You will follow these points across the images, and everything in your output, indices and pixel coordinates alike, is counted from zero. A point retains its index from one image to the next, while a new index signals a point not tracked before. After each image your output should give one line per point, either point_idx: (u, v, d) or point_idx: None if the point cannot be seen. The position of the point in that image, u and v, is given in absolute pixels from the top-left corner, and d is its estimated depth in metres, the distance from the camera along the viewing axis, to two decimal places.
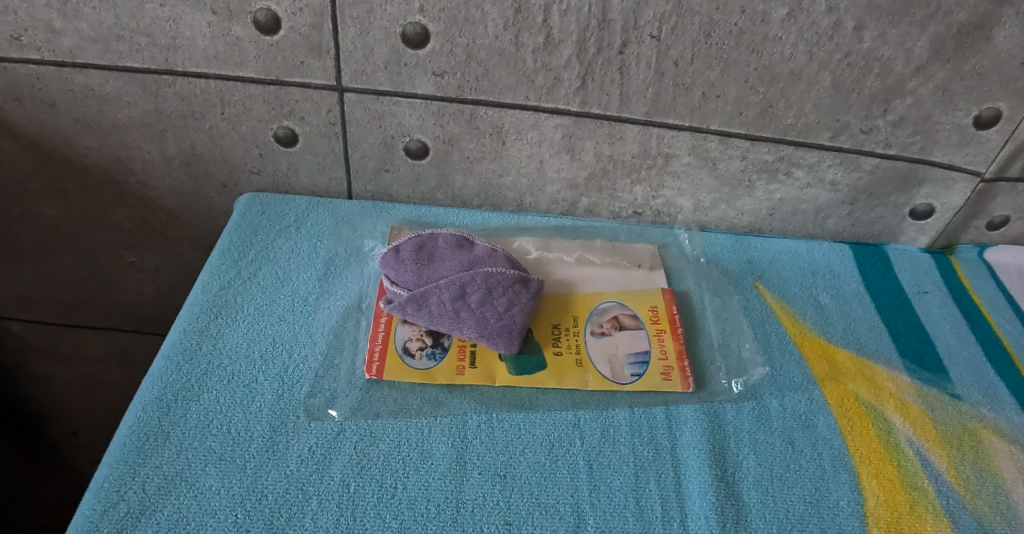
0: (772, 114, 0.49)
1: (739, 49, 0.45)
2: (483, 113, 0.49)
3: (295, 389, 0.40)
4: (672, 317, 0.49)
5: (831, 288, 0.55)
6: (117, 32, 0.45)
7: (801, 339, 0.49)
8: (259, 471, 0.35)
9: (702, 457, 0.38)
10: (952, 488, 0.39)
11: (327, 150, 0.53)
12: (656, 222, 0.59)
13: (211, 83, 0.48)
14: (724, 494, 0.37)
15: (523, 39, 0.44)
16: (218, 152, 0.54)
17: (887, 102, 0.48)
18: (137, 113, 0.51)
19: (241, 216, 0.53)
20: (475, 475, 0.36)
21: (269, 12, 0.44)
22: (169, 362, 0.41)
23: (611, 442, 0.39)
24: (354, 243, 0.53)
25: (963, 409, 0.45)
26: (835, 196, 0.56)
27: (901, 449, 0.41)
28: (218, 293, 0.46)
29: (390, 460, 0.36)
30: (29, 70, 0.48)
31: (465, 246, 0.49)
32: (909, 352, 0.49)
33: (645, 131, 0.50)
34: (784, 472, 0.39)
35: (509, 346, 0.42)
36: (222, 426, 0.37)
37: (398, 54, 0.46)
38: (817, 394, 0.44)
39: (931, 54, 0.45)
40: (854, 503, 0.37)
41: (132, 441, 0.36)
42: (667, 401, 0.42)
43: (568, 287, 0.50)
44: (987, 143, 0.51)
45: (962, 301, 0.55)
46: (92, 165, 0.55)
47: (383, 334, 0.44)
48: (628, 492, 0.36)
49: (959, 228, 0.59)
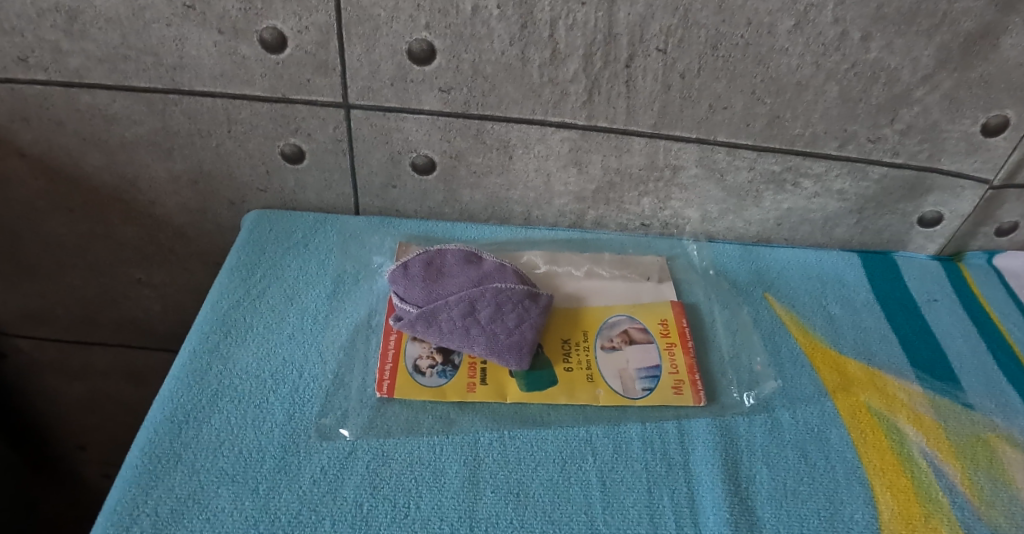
0: (779, 124, 0.49)
1: (746, 61, 0.44)
2: (490, 128, 0.49)
3: (306, 409, 0.40)
4: (682, 330, 0.48)
5: (840, 297, 0.55)
6: (123, 52, 0.45)
7: (811, 350, 0.49)
8: (272, 493, 0.35)
9: (716, 472, 0.38)
10: (966, 499, 0.39)
11: (334, 166, 0.53)
12: (663, 233, 0.59)
13: (218, 101, 0.48)
14: (738, 509, 0.36)
15: (530, 54, 0.44)
16: (225, 170, 0.54)
17: (894, 111, 0.48)
18: (144, 132, 0.51)
19: (249, 233, 0.53)
20: (488, 493, 0.36)
21: (275, 31, 0.44)
22: (180, 382, 0.41)
23: (623, 458, 0.39)
24: (362, 260, 0.53)
25: (975, 419, 0.45)
26: (843, 205, 0.56)
27: (914, 461, 0.41)
28: (227, 312, 0.46)
29: (403, 480, 0.36)
30: (37, 90, 0.48)
31: (474, 261, 0.49)
32: (919, 361, 0.49)
33: (652, 144, 0.50)
34: (798, 485, 0.38)
35: (520, 362, 0.42)
36: (233, 447, 0.37)
37: (404, 71, 0.46)
38: (829, 405, 0.44)
39: (938, 63, 0.45)
40: (868, 515, 0.37)
41: (144, 462, 0.36)
42: (679, 416, 0.42)
43: (577, 301, 0.50)
44: (995, 151, 0.50)
45: (971, 308, 0.55)
46: (99, 184, 0.55)
47: (393, 352, 0.44)
48: (642, 509, 0.36)
49: (968, 235, 0.58)
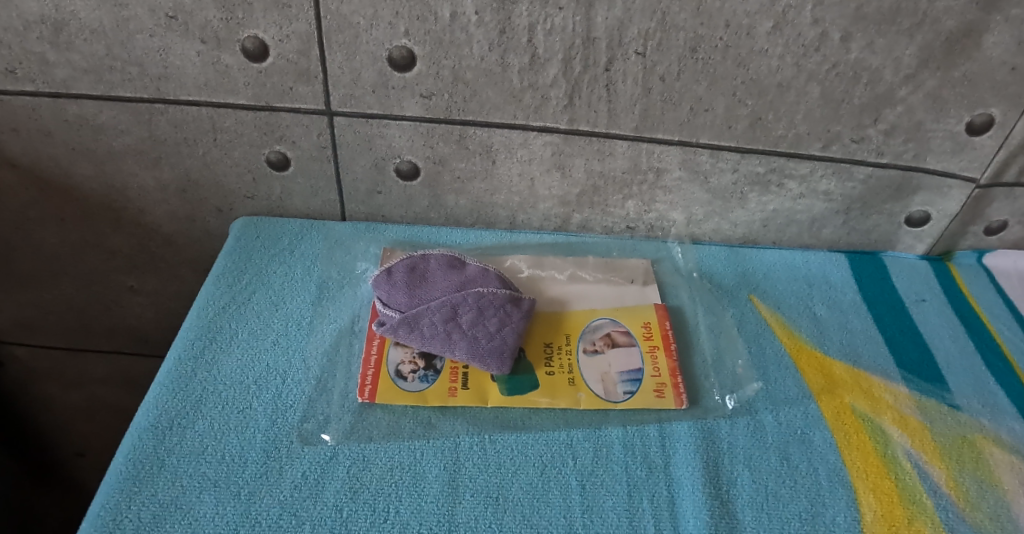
0: (762, 126, 0.49)
1: (726, 63, 0.44)
2: (473, 133, 0.49)
3: (289, 414, 0.40)
4: (665, 332, 0.49)
5: (827, 298, 0.54)
6: (109, 63, 0.46)
7: (796, 352, 0.49)
8: (253, 498, 0.35)
9: (696, 475, 0.38)
10: (951, 501, 0.39)
11: (320, 173, 0.54)
12: (649, 236, 0.59)
13: (203, 110, 0.49)
14: (718, 512, 0.36)
15: (509, 59, 0.44)
16: (212, 178, 0.54)
17: (877, 111, 0.48)
18: (131, 141, 0.51)
19: (236, 240, 0.54)
20: (467, 497, 0.36)
21: (257, 40, 0.44)
22: (165, 389, 0.41)
23: (604, 462, 0.39)
24: (347, 266, 0.53)
25: (961, 420, 0.45)
26: (829, 206, 0.55)
27: (898, 463, 0.41)
28: (213, 319, 0.47)
29: (383, 484, 0.37)
30: (25, 101, 0.48)
31: (457, 266, 0.49)
32: (906, 362, 0.49)
33: (635, 147, 0.50)
34: (780, 488, 0.38)
35: (501, 366, 0.42)
36: (216, 453, 0.37)
37: (386, 77, 0.46)
38: (813, 408, 0.44)
39: (920, 62, 0.44)
40: (850, 518, 0.37)
41: (128, 469, 0.36)
42: (660, 419, 0.42)
43: (560, 305, 0.50)
44: (981, 149, 0.50)
45: (961, 308, 0.55)
46: (89, 193, 0.56)
47: (376, 357, 0.45)
48: (621, 512, 0.36)
49: (958, 234, 0.58)
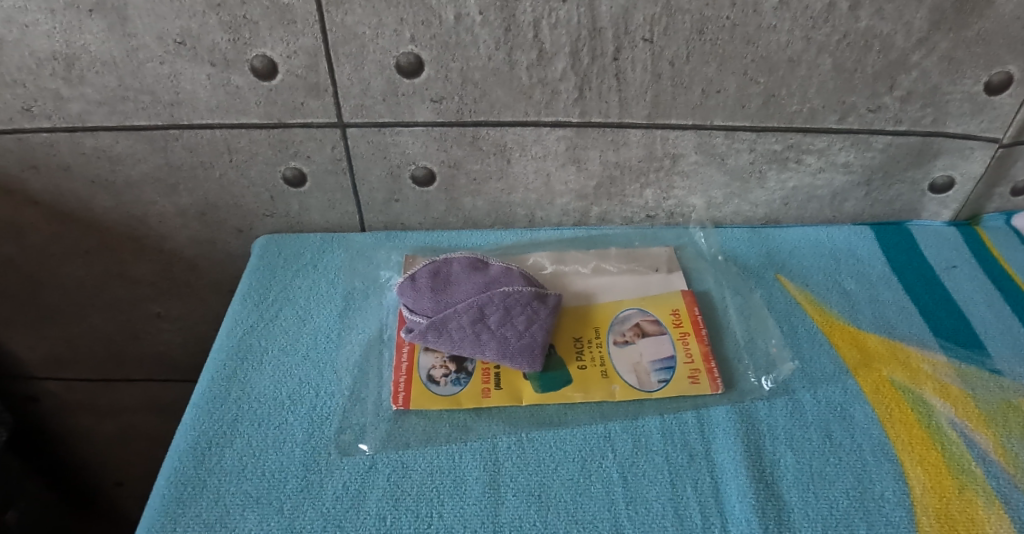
0: (776, 103, 0.48)
1: (735, 42, 0.44)
2: (485, 133, 0.49)
3: (325, 426, 0.41)
4: (694, 318, 0.48)
5: (854, 272, 0.54)
6: (121, 93, 0.46)
7: (829, 328, 0.48)
8: (296, 511, 0.35)
9: (738, 459, 0.38)
10: (1002, 468, 0.38)
11: (336, 186, 0.54)
12: (670, 223, 0.58)
13: (216, 132, 0.49)
14: (765, 495, 0.36)
15: (517, 56, 0.44)
16: (230, 199, 0.55)
17: (892, 78, 0.47)
18: (148, 169, 0.52)
19: (259, 258, 0.54)
20: (510, 497, 0.36)
21: (265, 59, 0.44)
22: (200, 410, 0.42)
23: (644, 452, 0.39)
24: (370, 276, 0.53)
25: (1004, 385, 0.43)
26: (850, 178, 0.55)
27: (943, 433, 0.40)
28: (242, 338, 0.47)
29: (424, 490, 0.36)
30: (43, 138, 0.49)
31: (480, 267, 0.49)
32: (941, 330, 0.48)
33: (649, 134, 0.50)
34: (824, 466, 0.38)
35: (532, 364, 0.42)
36: (257, 469, 0.38)
37: (394, 85, 0.46)
38: (852, 383, 0.43)
39: (932, 25, 0.44)
40: (899, 492, 0.36)
41: (171, 492, 0.36)
42: (697, 406, 0.42)
43: (586, 299, 0.50)
44: (1001, 109, 0.49)
45: (993, 272, 0.54)
46: (110, 223, 0.57)
47: (407, 365, 0.45)
48: (666, 502, 0.35)
49: (983, 197, 0.57)
